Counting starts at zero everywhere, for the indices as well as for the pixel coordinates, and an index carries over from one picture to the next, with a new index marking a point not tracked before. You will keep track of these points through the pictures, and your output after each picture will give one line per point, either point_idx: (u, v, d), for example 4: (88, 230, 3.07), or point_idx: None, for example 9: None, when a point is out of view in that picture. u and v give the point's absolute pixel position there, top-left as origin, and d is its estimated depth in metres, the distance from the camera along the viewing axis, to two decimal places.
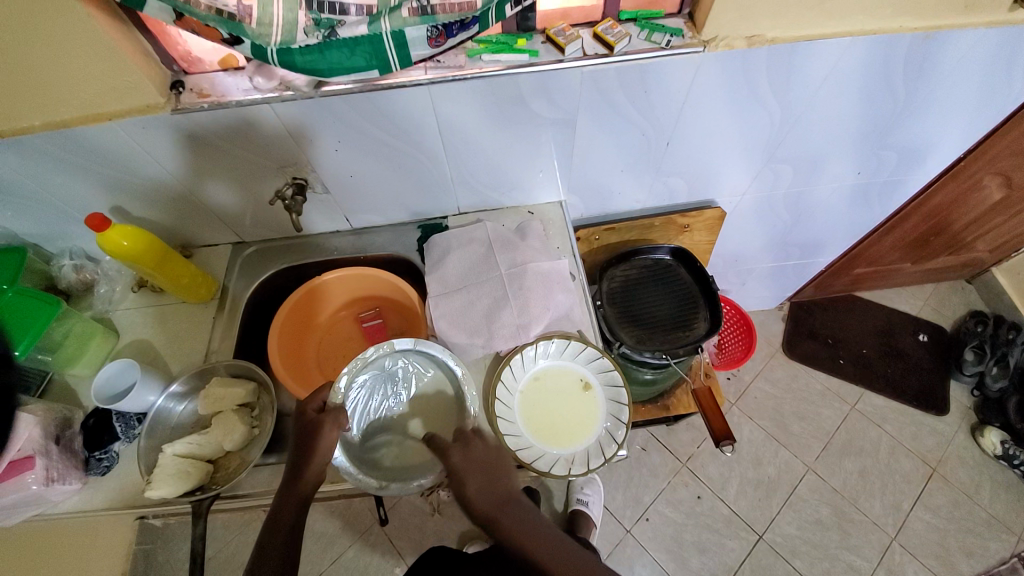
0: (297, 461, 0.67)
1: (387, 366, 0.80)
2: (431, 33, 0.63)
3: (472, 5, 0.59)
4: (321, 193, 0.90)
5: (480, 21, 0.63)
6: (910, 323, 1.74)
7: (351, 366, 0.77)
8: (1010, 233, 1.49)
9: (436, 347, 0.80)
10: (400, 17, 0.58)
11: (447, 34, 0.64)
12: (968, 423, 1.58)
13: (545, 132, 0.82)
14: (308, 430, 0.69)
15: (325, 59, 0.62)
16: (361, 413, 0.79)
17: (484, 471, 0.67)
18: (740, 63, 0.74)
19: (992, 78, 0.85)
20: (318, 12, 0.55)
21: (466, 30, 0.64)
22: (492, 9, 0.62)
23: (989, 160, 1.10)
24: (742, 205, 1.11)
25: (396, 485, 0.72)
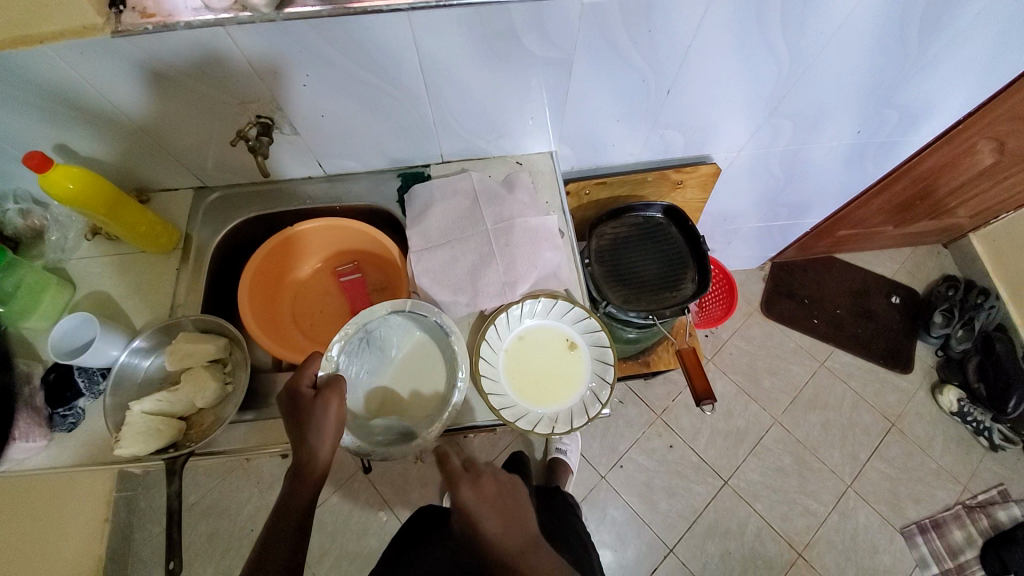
0: (299, 448, 0.64)
1: (372, 331, 0.78)
2: None
3: None
4: (290, 134, 0.82)
5: None
6: (885, 285, 1.78)
7: (343, 333, 0.75)
8: (993, 199, 1.50)
9: (428, 308, 0.78)
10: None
11: None
12: (929, 382, 1.66)
13: (539, 74, 0.75)
14: (309, 414, 0.65)
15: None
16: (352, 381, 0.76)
17: (504, 513, 0.60)
18: (754, 4, 0.68)
19: (1010, 35, 0.80)
20: None
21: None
22: None
23: (989, 122, 1.08)
24: (738, 161, 1.07)
25: (397, 448, 0.71)
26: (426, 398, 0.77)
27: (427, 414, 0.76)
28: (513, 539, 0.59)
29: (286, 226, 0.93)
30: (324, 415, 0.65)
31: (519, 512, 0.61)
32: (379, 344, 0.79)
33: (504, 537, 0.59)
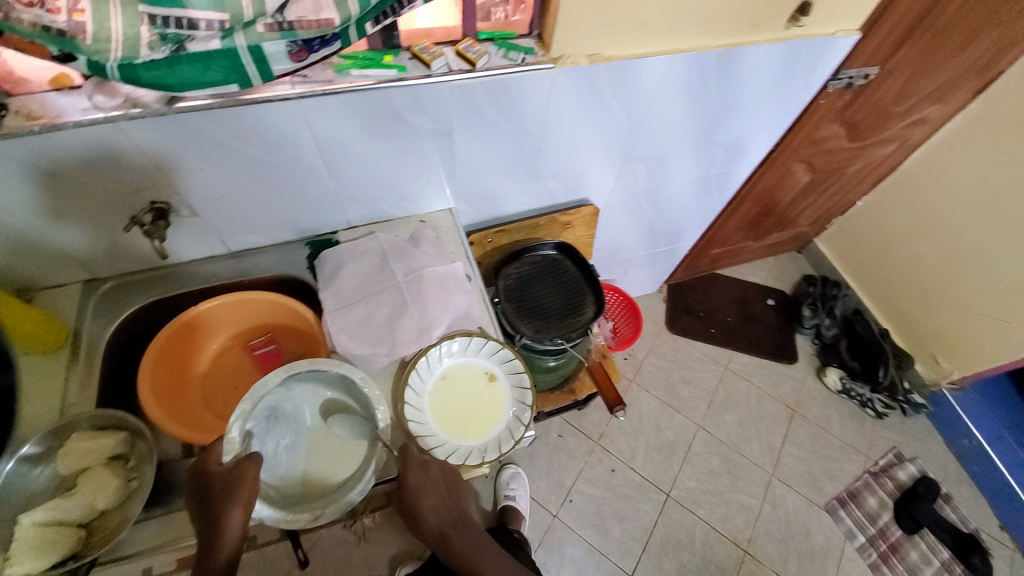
0: (212, 523, 0.64)
1: (277, 401, 0.77)
2: (291, 48, 0.59)
3: (331, 22, 0.57)
4: (189, 216, 0.84)
5: (340, 38, 0.61)
6: (761, 290, 2.08)
7: (240, 412, 0.72)
8: (820, 209, 1.86)
9: (328, 362, 0.78)
10: (254, 32, 0.56)
11: (309, 50, 0.60)
12: (814, 368, 1.91)
13: (425, 142, 0.87)
14: (221, 491, 0.66)
15: (180, 75, 0.57)
16: (269, 456, 0.75)
17: (443, 492, 0.73)
18: (587, 77, 0.85)
19: (780, 85, 1.07)
20: (164, 27, 0.51)
21: (328, 46, 0.60)
22: (352, 27, 0.60)
23: (795, 147, 1.34)
24: (612, 200, 1.26)
25: (328, 509, 0.71)
26: (353, 453, 0.78)
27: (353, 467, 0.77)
28: (445, 516, 0.72)
29: (188, 307, 0.91)
30: (239, 488, 0.66)
31: (457, 493, 0.74)
32: (286, 415, 0.78)
33: (438, 514, 0.72)
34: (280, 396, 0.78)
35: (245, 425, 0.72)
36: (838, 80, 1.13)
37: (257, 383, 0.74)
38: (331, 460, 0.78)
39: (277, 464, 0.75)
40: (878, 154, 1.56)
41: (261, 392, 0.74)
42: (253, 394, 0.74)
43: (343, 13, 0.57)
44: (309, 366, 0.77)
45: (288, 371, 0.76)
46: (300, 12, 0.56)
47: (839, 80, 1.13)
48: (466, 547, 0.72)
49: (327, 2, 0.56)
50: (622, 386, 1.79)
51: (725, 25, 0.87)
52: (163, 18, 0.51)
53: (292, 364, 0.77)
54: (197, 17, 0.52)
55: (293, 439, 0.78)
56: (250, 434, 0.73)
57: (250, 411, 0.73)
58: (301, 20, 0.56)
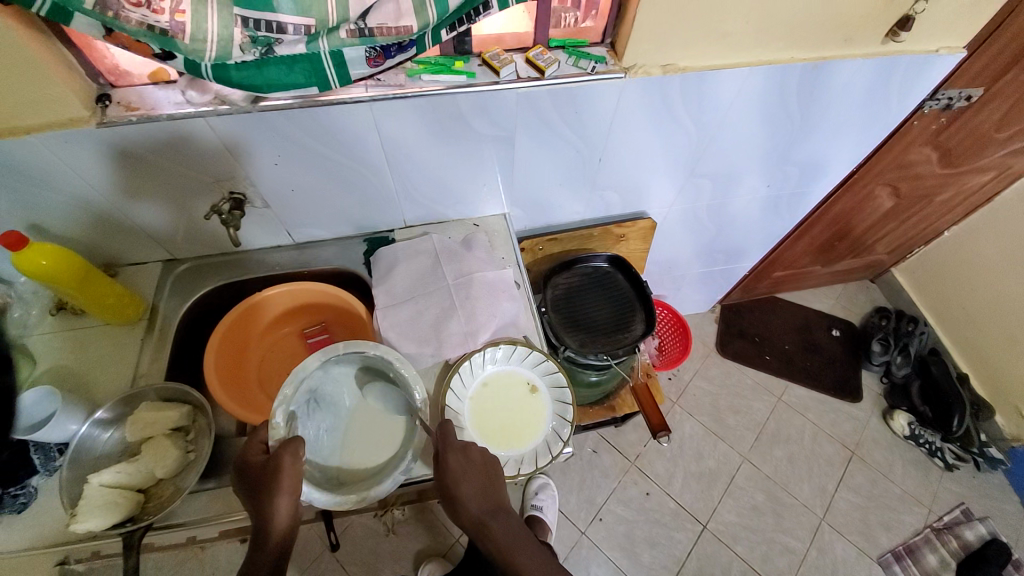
0: (262, 504, 0.65)
1: (316, 385, 0.79)
2: (370, 54, 0.61)
3: (408, 30, 0.58)
4: (261, 208, 0.89)
5: (416, 44, 0.62)
6: (825, 320, 1.93)
7: (281, 396, 0.74)
8: (903, 236, 1.70)
9: (359, 345, 0.80)
10: (337, 37, 0.57)
11: (386, 55, 0.62)
12: (880, 409, 1.75)
13: (487, 148, 0.87)
14: (263, 480, 0.67)
15: (266, 76, 0.61)
16: (311, 440, 0.77)
17: (483, 478, 0.71)
18: (659, 88, 0.82)
19: (868, 104, 0.99)
20: (255, 30, 0.54)
21: (404, 52, 0.63)
22: (428, 34, 0.61)
23: (880, 170, 1.24)
24: (672, 215, 1.21)
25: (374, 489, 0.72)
26: (392, 435, 0.79)
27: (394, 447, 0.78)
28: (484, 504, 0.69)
29: (252, 293, 0.96)
30: (284, 472, 0.66)
31: (497, 483, 0.72)
32: (324, 399, 0.80)
33: (476, 500, 0.69)
34: (317, 380, 0.79)
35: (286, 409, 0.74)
36: (936, 100, 1.04)
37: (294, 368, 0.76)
38: (372, 442, 0.78)
39: (320, 448, 0.77)
40: (974, 182, 1.42)
41: (298, 376, 0.76)
42: (291, 378, 0.76)
43: (421, 20, 0.57)
44: (341, 350, 0.79)
45: (321, 356, 0.78)
46: (381, 20, 0.57)
47: (937, 101, 1.04)
48: (505, 540, 0.68)
49: (407, 8, 0.57)
50: (664, 407, 1.72)
51: (815, 38, 0.81)
52: (254, 22, 0.53)
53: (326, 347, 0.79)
54: (285, 21, 0.54)
55: (332, 423, 0.79)
56: (291, 417, 0.75)
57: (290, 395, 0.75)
58: (380, 26, 0.57)
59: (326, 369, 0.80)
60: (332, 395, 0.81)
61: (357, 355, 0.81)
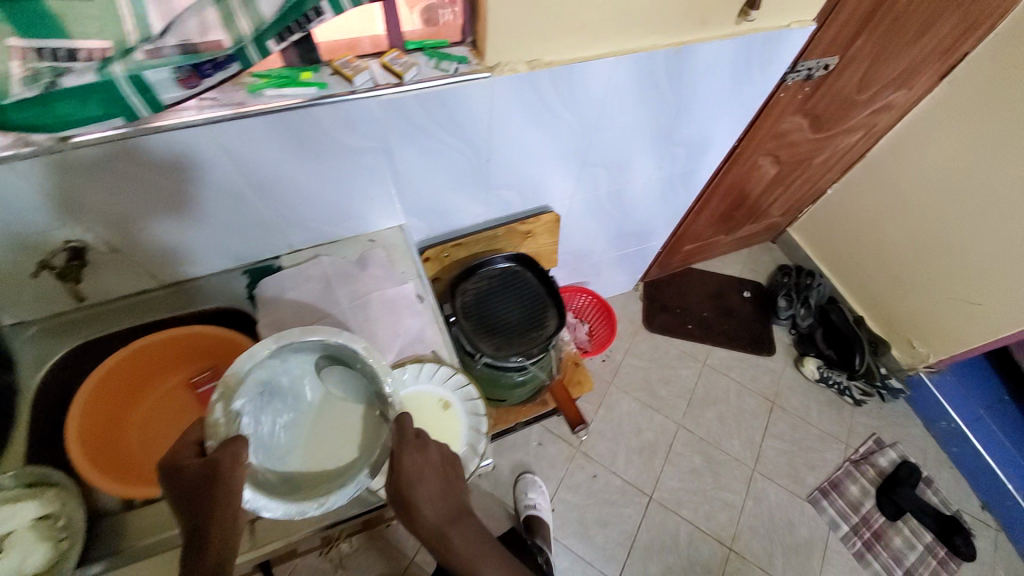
0: (199, 514, 0.57)
1: (271, 375, 0.70)
2: (179, 74, 0.54)
3: (219, 45, 0.53)
4: (111, 252, 0.78)
5: (237, 59, 0.55)
6: (737, 283, 2.06)
7: (223, 390, 0.64)
8: (794, 196, 1.83)
9: (320, 330, 0.70)
10: (135, 61, 0.51)
11: (200, 75, 0.55)
12: (793, 359, 1.90)
13: (361, 160, 0.81)
14: (202, 485, 0.58)
15: (61, 114, 0.53)
16: (263, 439, 0.67)
17: (440, 482, 0.63)
18: (529, 84, 0.81)
19: (736, 82, 1.04)
20: (44, 61, 0.47)
21: (223, 69, 0.55)
22: (250, 46, 0.55)
23: (760, 140, 1.32)
24: (574, 206, 1.21)
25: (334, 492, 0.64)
26: (358, 431, 0.71)
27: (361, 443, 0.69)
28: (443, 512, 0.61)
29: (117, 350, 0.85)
30: (220, 479, 0.57)
31: (456, 486, 0.64)
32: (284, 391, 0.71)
33: (432, 505, 0.61)
34: (274, 371, 0.70)
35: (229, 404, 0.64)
36: (796, 73, 1.09)
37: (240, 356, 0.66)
38: (335, 439, 0.70)
39: (277, 445, 0.69)
40: (844, 143, 1.54)
41: (248, 367, 0.66)
42: (236, 367, 0.66)
43: (232, 33, 0.52)
44: (299, 336, 0.69)
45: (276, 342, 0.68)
46: (184, 36, 0.51)
47: (797, 74, 1.10)
48: (467, 551, 0.61)
49: (212, 21, 0.51)
50: (601, 389, 1.76)
51: (671, 24, 0.83)
52: (37, 51, 0.46)
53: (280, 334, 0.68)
54: (80, 47, 0.47)
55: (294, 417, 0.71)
56: (239, 414, 0.65)
57: (237, 388, 0.66)
58: (183, 44, 0.52)
59: (285, 358, 0.70)
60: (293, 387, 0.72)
61: (319, 343, 0.71)
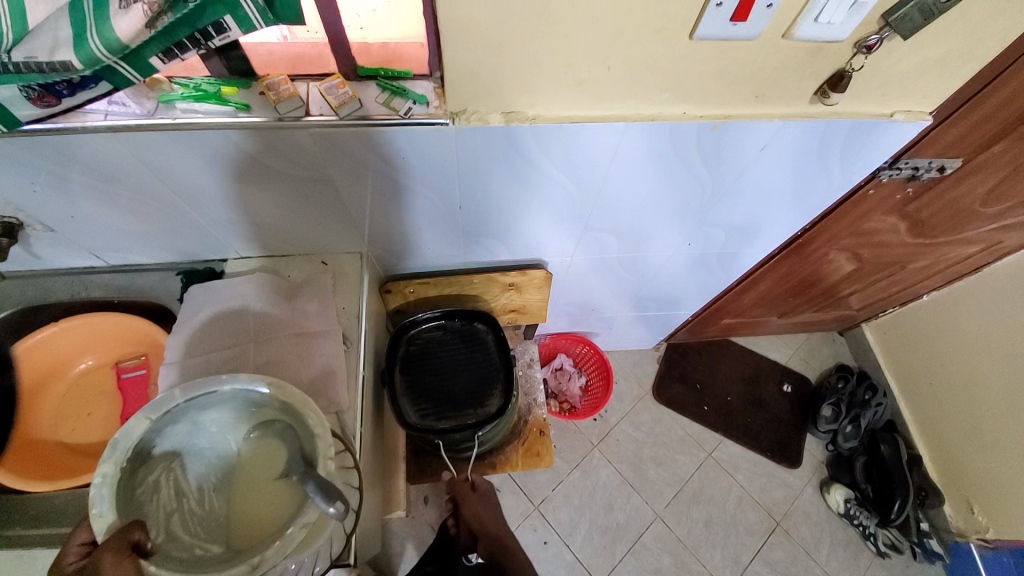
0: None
1: (180, 439, 0.59)
2: (28, 93, 0.49)
3: (67, 67, 0.45)
4: (46, 232, 0.77)
5: (99, 82, 0.50)
6: (778, 372, 1.76)
7: (101, 477, 0.53)
8: (878, 295, 1.47)
9: (212, 379, 0.59)
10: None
11: (56, 95, 0.50)
12: (818, 478, 1.60)
13: (300, 188, 0.72)
14: None
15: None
16: (180, 512, 0.57)
17: None
18: (505, 141, 0.66)
19: (803, 171, 0.80)
20: None
21: (83, 90, 0.51)
22: (120, 68, 0.48)
23: (832, 235, 1.04)
24: (575, 265, 1.05)
25: (271, 551, 0.53)
26: (289, 479, 0.58)
27: (286, 496, 0.57)
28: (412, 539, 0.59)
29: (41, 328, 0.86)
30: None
31: None
32: (200, 454, 0.61)
33: None
34: (180, 435, 0.59)
35: (117, 491, 0.53)
36: (895, 170, 0.84)
37: (116, 434, 0.55)
38: (267, 495, 0.58)
39: (205, 517, 0.58)
40: (956, 254, 1.21)
41: (132, 444, 0.55)
42: (116, 448, 0.54)
43: (82, 57, 0.45)
44: (185, 395, 0.58)
45: (164, 409, 0.57)
46: (28, 53, 0.44)
47: (896, 171, 0.84)
48: None
49: (63, 41, 0.44)
50: (582, 451, 1.58)
51: (707, 90, 0.64)
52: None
53: (160, 401, 0.57)
54: None
55: (221, 477, 0.60)
56: (140, 495, 0.55)
57: (126, 472, 0.54)
58: (29, 62, 0.45)
59: (189, 417, 0.59)
60: (211, 446, 0.61)
61: (220, 393, 0.60)
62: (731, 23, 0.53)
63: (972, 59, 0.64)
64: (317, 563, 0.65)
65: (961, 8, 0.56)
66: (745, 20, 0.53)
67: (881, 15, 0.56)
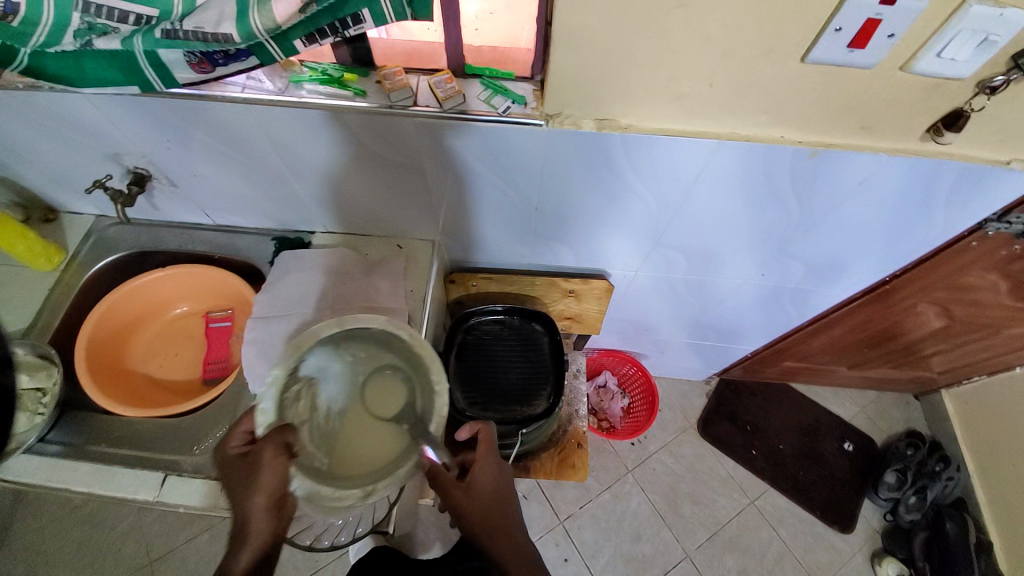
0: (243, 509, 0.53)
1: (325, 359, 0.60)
2: (190, 59, 0.57)
3: (228, 38, 0.52)
4: (168, 186, 0.87)
5: (248, 54, 0.57)
6: (839, 429, 1.64)
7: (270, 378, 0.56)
8: (967, 360, 1.34)
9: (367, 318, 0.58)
10: (152, 38, 0.53)
11: (211, 62, 0.58)
12: (871, 549, 1.46)
13: (394, 172, 0.77)
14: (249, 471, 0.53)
15: (83, 69, 0.58)
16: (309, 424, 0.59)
17: None
18: (594, 147, 0.67)
19: (900, 213, 0.76)
20: (96, 16, 0.52)
21: (234, 60, 0.57)
22: (271, 45, 0.55)
23: (924, 286, 0.97)
24: (638, 281, 1.04)
25: (381, 489, 0.54)
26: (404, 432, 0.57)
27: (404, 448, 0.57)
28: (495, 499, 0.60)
29: (144, 272, 0.95)
30: (262, 468, 0.52)
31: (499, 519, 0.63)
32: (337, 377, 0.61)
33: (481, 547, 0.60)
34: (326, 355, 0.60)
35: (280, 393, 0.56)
36: (1003, 224, 0.77)
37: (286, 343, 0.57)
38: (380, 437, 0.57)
39: None
40: None
41: (296, 353, 0.56)
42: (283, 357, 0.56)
43: (241, 33, 0.51)
44: (347, 325, 0.57)
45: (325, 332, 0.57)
46: (198, 23, 0.52)
47: (1005, 225, 0.77)
48: None
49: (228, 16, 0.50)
50: (615, 473, 1.54)
51: (809, 117, 0.62)
52: (98, 7, 0.52)
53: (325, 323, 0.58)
54: (132, 12, 0.52)
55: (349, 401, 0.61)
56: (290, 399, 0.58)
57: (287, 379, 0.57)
58: (197, 31, 0.52)
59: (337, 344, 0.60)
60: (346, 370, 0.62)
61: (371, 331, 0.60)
62: (847, 50, 0.52)
63: None
64: (359, 524, 0.69)
65: None
66: (863, 48, 0.52)
67: (1011, 56, 0.53)
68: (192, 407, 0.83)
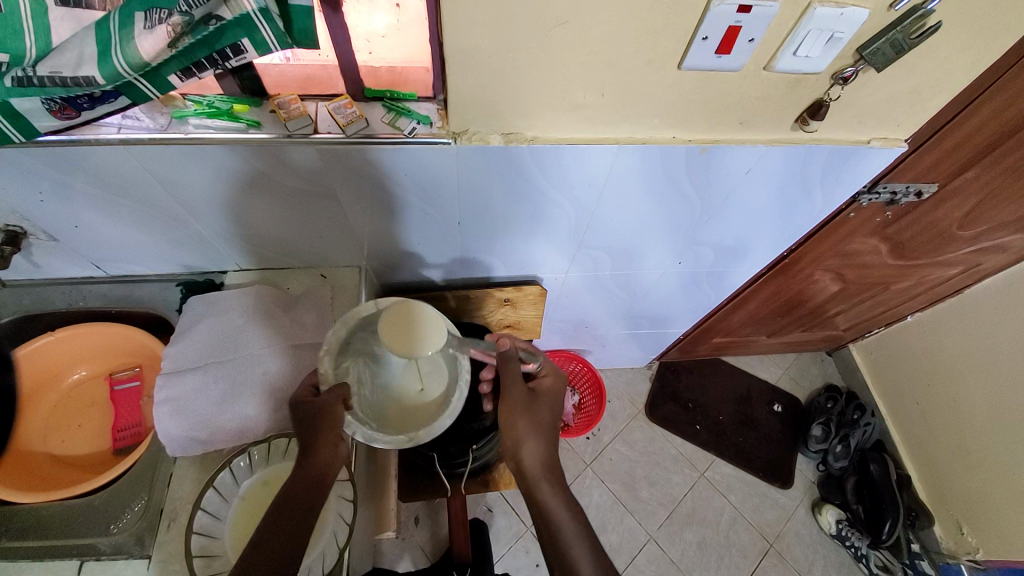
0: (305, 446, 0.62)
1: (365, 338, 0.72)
2: (50, 105, 0.52)
3: (91, 81, 0.48)
4: (48, 241, 0.78)
5: (119, 96, 0.52)
6: (768, 393, 1.78)
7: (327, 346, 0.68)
8: (863, 315, 1.51)
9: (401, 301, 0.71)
10: (1, 86, 0.47)
11: (76, 107, 0.53)
12: (810, 499, 1.60)
13: (303, 203, 0.74)
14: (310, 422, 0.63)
15: None
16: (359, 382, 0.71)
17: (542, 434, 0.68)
18: (504, 160, 0.69)
19: (786, 195, 0.85)
20: None
21: (102, 102, 0.53)
22: (144, 82, 0.51)
23: (818, 256, 1.08)
24: (570, 282, 1.08)
25: (426, 431, 0.68)
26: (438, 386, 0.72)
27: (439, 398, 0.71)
28: (550, 466, 0.65)
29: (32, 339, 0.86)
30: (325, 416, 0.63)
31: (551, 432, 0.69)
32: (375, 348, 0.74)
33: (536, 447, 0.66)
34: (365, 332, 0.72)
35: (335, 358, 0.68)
36: (874, 194, 0.88)
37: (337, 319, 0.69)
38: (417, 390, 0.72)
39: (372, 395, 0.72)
40: (937, 275, 1.25)
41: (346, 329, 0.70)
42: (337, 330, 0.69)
43: (107, 74, 0.47)
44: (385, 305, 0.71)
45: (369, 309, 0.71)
46: (53, 68, 0.47)
47: (874, 195, 0.88)
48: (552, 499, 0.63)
49: (89, 57, 0.46)
50: (575, 470, 1.57)
51: (697, 116, 0.68)
52: None
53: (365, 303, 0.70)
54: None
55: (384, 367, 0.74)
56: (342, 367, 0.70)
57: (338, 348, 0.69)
58: (54, 76, 0.47)
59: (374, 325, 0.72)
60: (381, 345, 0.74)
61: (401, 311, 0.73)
62: (716, 56, 0.58)
63: (943, 90, 0.68)
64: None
65: (935, 42, 0.61)
66: (729, 53, 0.57)
67: (856, 49, 0.61)
68: (96, 485, 0.73)
